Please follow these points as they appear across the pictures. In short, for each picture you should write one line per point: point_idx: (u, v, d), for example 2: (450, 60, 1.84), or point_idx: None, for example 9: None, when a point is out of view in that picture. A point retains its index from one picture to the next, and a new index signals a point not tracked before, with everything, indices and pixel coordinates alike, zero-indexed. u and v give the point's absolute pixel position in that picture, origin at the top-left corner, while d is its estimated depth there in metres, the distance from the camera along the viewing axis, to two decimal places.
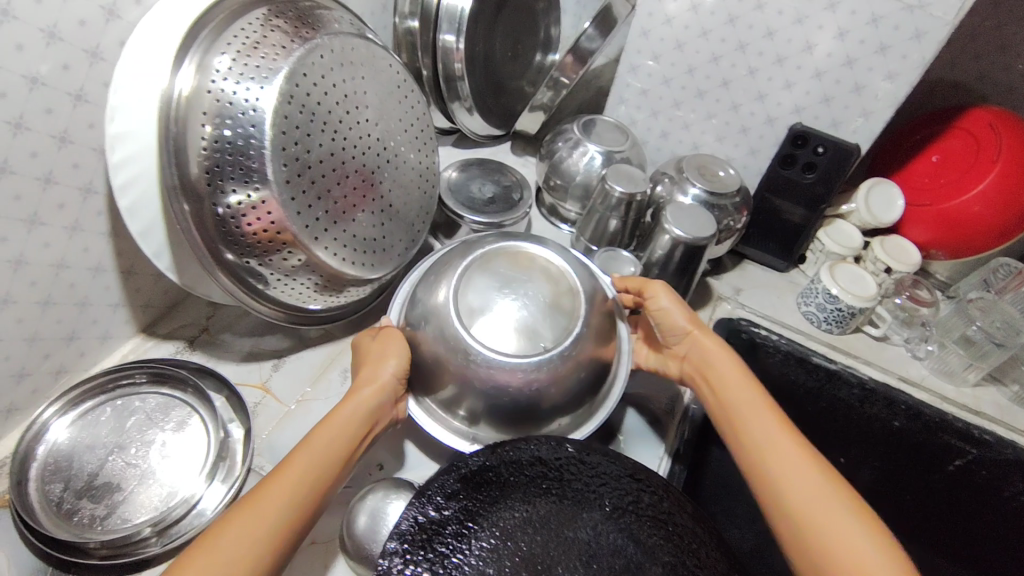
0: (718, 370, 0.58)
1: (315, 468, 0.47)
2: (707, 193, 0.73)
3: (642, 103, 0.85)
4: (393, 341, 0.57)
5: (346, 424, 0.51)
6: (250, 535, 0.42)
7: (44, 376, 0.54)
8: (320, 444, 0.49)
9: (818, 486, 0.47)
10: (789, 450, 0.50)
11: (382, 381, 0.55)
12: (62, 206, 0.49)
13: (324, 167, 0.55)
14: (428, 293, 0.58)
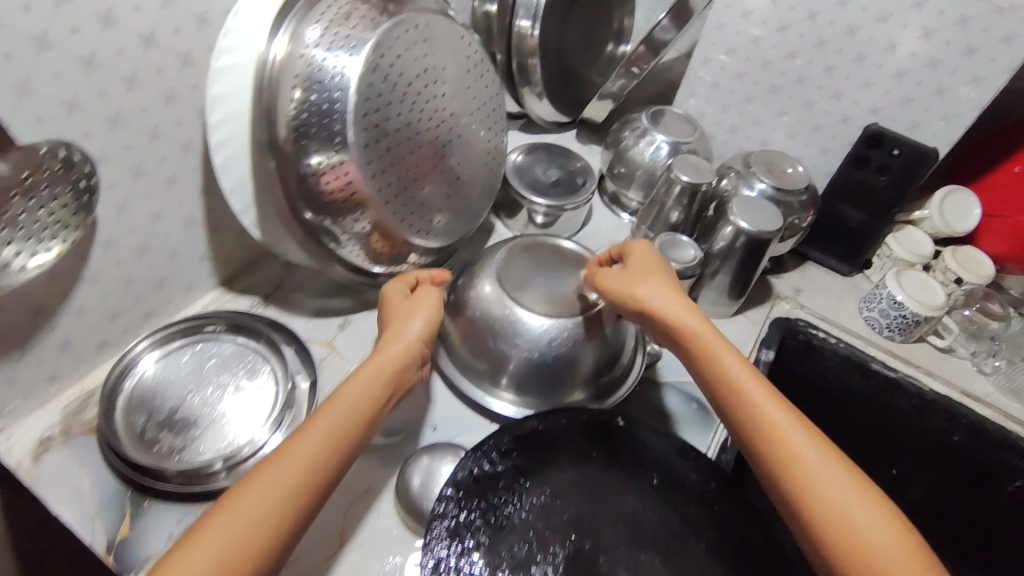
0: (692, 341, 0.51)
1: (343, 424, 0.46)
2: (774, 188, 0.72)
3: (713, 97, 0.85)
4: (425, 304, 0.57)
5: (376, 377, 0.50)
6: (272, 494, 0.41)
7: (134, 316, 0.58)
8: (349, 398, 0.48)
9: (838, 486, 0.42)
10: (796, 442, 0.44)
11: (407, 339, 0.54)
12: (164, 159, 0.53)
13: (400, 135, 0.58)
14: (471, 284, 0.63)
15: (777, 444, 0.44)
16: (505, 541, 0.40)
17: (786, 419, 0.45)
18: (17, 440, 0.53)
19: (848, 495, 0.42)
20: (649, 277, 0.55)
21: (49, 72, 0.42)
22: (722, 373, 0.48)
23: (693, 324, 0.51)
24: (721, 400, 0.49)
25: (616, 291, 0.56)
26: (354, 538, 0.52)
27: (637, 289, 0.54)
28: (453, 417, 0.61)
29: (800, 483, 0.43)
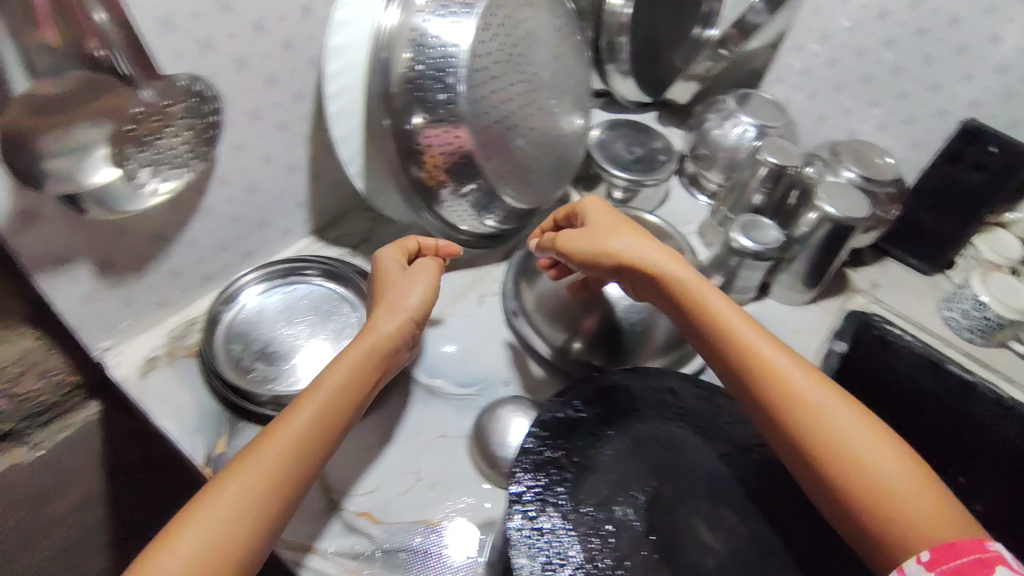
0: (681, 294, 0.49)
1: (331, 401, 0.44)
2: (862, 178, 0.71)
3: (801, 84, 0.84)
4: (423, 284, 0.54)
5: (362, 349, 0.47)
6: (249, 490, 0.38)
7: (237, 254, 0.62)
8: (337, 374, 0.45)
9: (838, 416, 0.41)
10: (791, 376, 0.43)
11: (399, 315, 0.51)
12: (279, 105, 0.56)
13: (505, 95, 0.59)
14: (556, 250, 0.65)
15: (772, 383, 0.43)
16: (588, 480, 0.41)
17: (778, 356, 0.44)
18: (127, 355, 0.57)
19: (848, 424, 0.41)
20: (622, 235, 0.53)
21: (190, 11, 0.45)
22: (710, 318, 0.47)
23: (676, 272, 0.50)
24: (712, 350, 0.47)
25: (588, 250, 0.54)
26: (429, 478, 0.55)
27: (612, 246, 0.53)
28: (526, 375, 0.63)
29: (803, 420, 0.42)
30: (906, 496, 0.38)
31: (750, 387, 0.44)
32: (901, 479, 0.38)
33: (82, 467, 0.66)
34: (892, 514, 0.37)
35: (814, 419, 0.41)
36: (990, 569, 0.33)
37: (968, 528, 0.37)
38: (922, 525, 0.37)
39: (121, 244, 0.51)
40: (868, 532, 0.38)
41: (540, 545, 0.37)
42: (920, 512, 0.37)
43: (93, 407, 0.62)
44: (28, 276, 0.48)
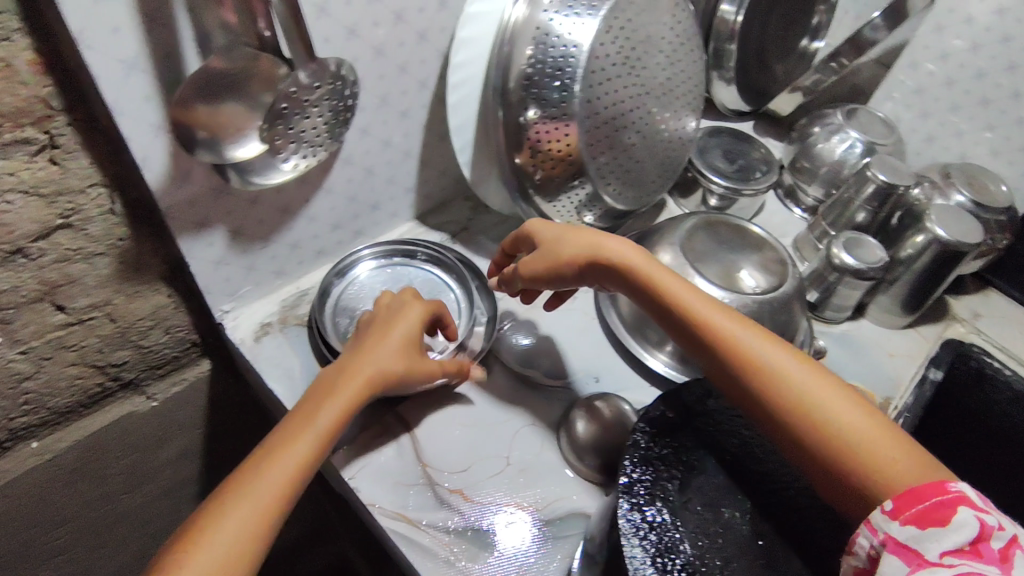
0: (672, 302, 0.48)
1: (308, 458, 0.42)
2: (972, 203, 0.69)
3: (913, 102, 0.82)
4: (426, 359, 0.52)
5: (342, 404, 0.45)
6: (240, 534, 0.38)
7: (348, 232, 0.65)
8: (315, 430, 0.43)
9: (793, 376, 0.42)
10: (742, 343, 0.44)
11: (387, 374, 0.48)
12: (404, 93, 0.58)
13: (617, 97, 0.60)
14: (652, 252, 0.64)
15: (731, 355, 0.44)
16: (696, 479, 0.42)
17: (728, 325, 0.45)
18: (245, 318, 0.61)
19: (804, 382, 0.42)
20: (573, 230, 0.54)
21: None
22: (670, 300, 0.48)
23: (631, 258, 0.51)
24: (679, 334, 0.48)
25: (551, 262, 0.53)
26: (519, 465, 0.56)
27: (575, 244, 0.53)
28: (614, 373, 0.64)
29: (760, 388, 0.42)
30: (870, 447, 0.39)
31: (714, 368, 0.45)
32: (863, 429, 0.39)
33: (188, 422, 0.69)
34: (862, 467, 0.38)
35: (771, 383, 0.42)
36: (950, 510, 0.34)
37: (932, 467, 0.37)
38: (892, 473, 0.37)
39: (252, 214, 0.54)
40: (846, 488, 0.39)
41: (649, 538, 0.38)
42: (885, 460, 0.38)
43: (204, 364, 0.66)
44: (172, 238, 0.51)
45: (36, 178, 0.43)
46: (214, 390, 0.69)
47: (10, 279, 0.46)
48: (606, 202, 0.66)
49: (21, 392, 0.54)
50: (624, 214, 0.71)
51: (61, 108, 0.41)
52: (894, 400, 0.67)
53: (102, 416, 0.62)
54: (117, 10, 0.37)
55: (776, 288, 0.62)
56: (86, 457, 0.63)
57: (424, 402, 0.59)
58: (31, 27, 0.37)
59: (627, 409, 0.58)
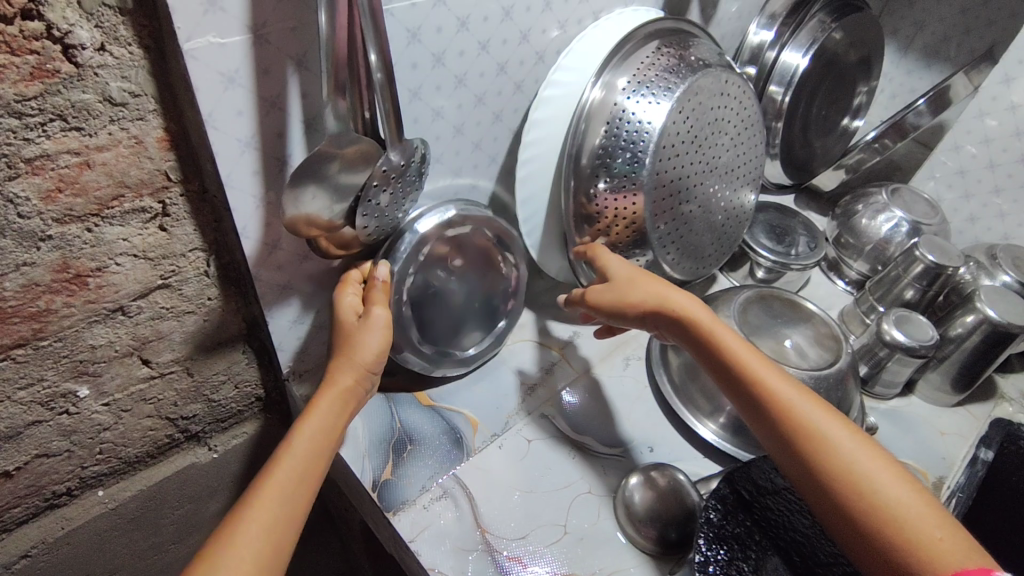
0: (729, 351, 0.50)
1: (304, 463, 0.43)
2: (1020, 283, 0.71)
3: (955, 183, 0.84)
4: (375, 330, 0.51)
5: (336, 403, 0.48)
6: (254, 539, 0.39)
7: None
8: (319, 428, 0.46)
9: (846, 445, 0.42)
10: (799, 407, 0.45)
11: (375, 351, 0.50)
12: (475, 167, 0.62)
13: (681, 172, 0.63)
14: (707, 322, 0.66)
15: (785, 417, 0.45)
16: (770, 561, 0.43)
17: (786, 388, 0.46)
18: (311, 375, 0.62)
19: (857, 450, 0.42)
20: (643, 276, 0.56)
21: (433, 85, 0.52)
22: (730, 356, 0.49)
23: (694, 311, 0.52)
24: (735, 389, 0.49)
25: (614, 298, 0.56)
26: (575, 532, 0.56)
27: (638, 293, 0.54)
28: (667, 441, 0.65)
29: (809, 449, 0.43)
30: (916, 523, 0.39)
31: (766, 421, 0.46)
32: (912, 506, 0.39)
33: (241, 474, 0.70)
34: (905, 540, 0.38)
35: (824, 446, 0.43)
36: None
37: (978, 552, 0.37)
38: (937, 552, 0.37)
39: (330, 277, 0.57)
40: (884, 559, 0.39)
41: None
42: (928, 538, 0.38)
43: (265, 418, 0.68)
44: (257, 299, 0.54)
45: (146, 243, 0.46)
46: (269, 445, 0.70)
47: (107, 335, 0.49)
48: (664, 270, 0.68)
49: (99, 442, 0.56)
50: (682, 282, 0.74)
51: (178, 180, 0.45)
52: (948, 479, 0.66)
53: (167, 467, 0.63)
54: (242, 96, 0.41)
55: (833, 363, 0.63)
56: (145, 509, 0.64)
57: (484, 463, 0.60)
58: (165, 109, 0.41)
59: (684, 479, 0.58)
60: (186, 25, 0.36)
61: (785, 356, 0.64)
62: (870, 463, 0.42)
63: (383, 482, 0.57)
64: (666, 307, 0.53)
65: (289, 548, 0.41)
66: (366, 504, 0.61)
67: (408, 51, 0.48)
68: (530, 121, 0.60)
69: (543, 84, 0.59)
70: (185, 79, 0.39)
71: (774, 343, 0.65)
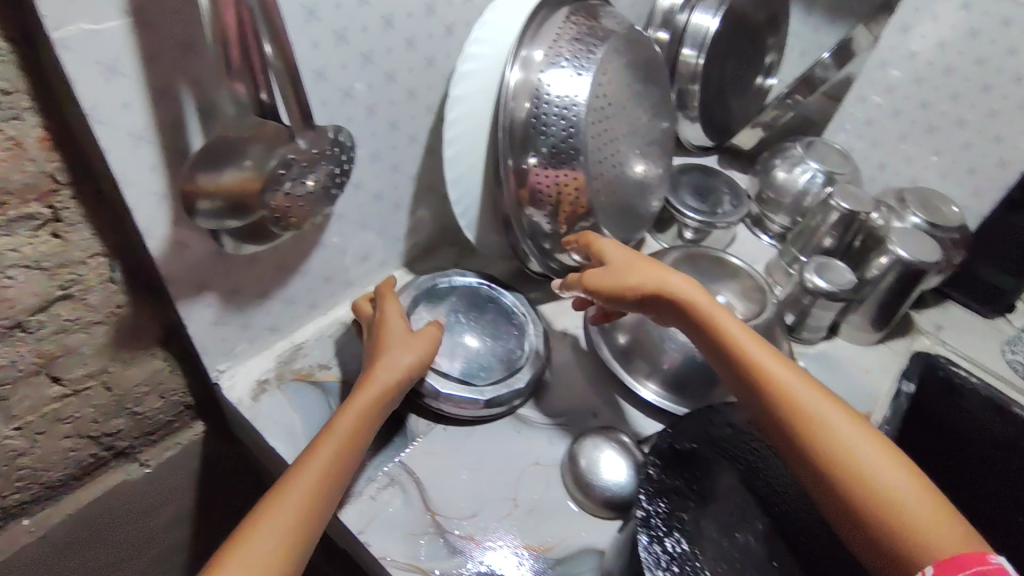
0: (729, 334, 0.49)
1: (325, 472, 0.43)
2: (928, 224, 0.75)
3: (865, 133, 0.88)
4: (418, 345, 0.52)
5: (357, 415, 0.47)
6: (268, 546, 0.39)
7: (340, 284, 0.65)
8: (324, 465, 0.44)
9: (846, 430, 0.43)
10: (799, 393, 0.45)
11: (409, 365, 0.51)
12: (394, 147, 0.60)
13: (608, 137, 0.64)
14: None
15: (782, 399, 0.45)
16: (711, 506, 0.43)
17: (785, 374, 0.46)
18: (240, 379, 0.60)
19: (856, 436, 0.43)
20: (641, 260, 0.55)
21: (338, 64, 0.50)
22: (728, 338, 0.49)
23: (694, 297, 0.51)
24: (729, 368, 0.49)
25: (613, 284, 0.54)
26: (526, 506, 0.57)
27: (641, 277, 0.53)
28: (609, 405, 0.66)
29: (808, 434, 0.43)
30: (912, 508, 0.39)
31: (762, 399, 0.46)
32: (909, 492, 0.40)
33: (179, 487, 0.68)
34: (903, 526, 0.39)
35: (828, 435, 0.43)
36: None
37: (972, 540, 0.38)
38: (929, 538, 0.38)
39: (251, 272, 0.54)
40: (880, 545, 0.39)
41: (672, 569, 0.39)
42: (925, 523, 0.39)
43: (198, 426, 0.65)
44: (172, 302, 0.51)
45: (39, 252, 0.43)
46: (207, 452, 0.68)
47: (9, 354, 0.46)
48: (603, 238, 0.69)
49: (15, 469, 0.53)
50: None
51: (67, 182, 0.42)
52: (874, 414, 0.70)
53: (96, 486, 0.61)
54: (127, 87, 0.39)
55: (759, 313, 0.66)
56: (77, 530, 0.61)
57: (428, 446, 0.59)
58: (42, 107, 0.38)
59: (627, 440, 0.59)
60: (53, 13, 0.34)
61: None
62: (866, 446, 0.42)
63: None
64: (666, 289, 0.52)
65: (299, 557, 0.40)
66: None
67: (308, 30, 0.46)
68: (452, 98, 0.57)
69: (460, 62, 0.57)
70: (60, 73, 0.37)
71: None
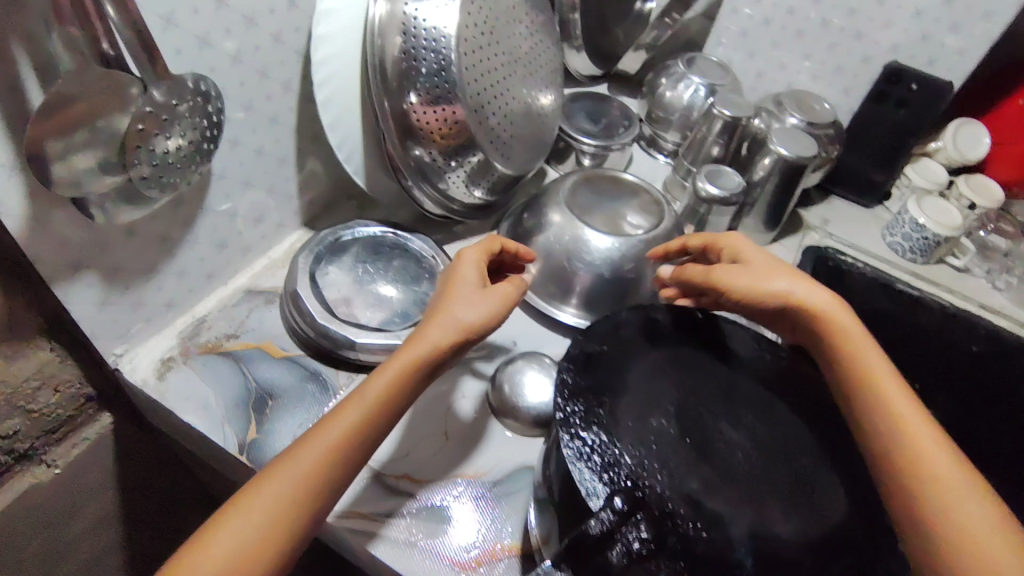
0: (861, 357, 0.48)
1: (339, 445, 0.40)
2: (806, 123, 0.79)
3: (741, 44, 0.90)
4: (482, 304, 0.48)
5: (395, 377, 0.43)
6: (256, 517, 0.37)
7: (236, 250, 0.63)
8: (343, 435, 0.41)
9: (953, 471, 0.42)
10: (911, 427, 0.44)
11: (463, 325, 0.47)
12: (268, 98, 0.57)
13: (488, 68, 0.63)
14: (540, 215, 0.69)
15: (900, 430, 0.44)
16: (624, 400, 0.44)
17: (912, 414, 0.45)
18: (142, 361, 0.58)
19: (963, 484, 0.41)
20: (783, 267, 0.54)
21: (187, 9, 0.46)
22: (855, 362, 0.48)
23: (837, 316, 0.50)
24: (844, 382, 0.48)
25: (746, 285, 0.54)
26: (457, 438, 0.58)
27: (774, 283, 0.53)
28: (528, 333, 0.68)
29: (920, 463, 0.42)
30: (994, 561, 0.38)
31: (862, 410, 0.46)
32: (1000, 549, 0.39)
33: (97, 488, 0.64)
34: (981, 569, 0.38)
35: (932, 472, 0.42)
36: None
37: None
38: None
39: (132, 245, 0.51)
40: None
41: (593, 459, 0.40)
42: None
43: (106, 418, 0.62)
44: (45, 285, 0.48)
45: None
46: (121, 446, 0.65)
47: None
48: (497, 170, 0.69)
49: None
50: (512, 183, 0.74)
51: None
52: None
53: (4, 496, 0.58)
54: None
55: (657, 221, 0.69)
56: None
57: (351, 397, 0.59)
58: None
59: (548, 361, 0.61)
60: None
61: (615, 228, 0.69)
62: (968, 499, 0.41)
63: (252, 442, 0.54)
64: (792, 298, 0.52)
65: (296, 531, 0.39)
66: (238, 471, 0.58)
67: None
68: (316, 38, 0.56)
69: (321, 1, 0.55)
70: None
71: (601, 218, 0.70)
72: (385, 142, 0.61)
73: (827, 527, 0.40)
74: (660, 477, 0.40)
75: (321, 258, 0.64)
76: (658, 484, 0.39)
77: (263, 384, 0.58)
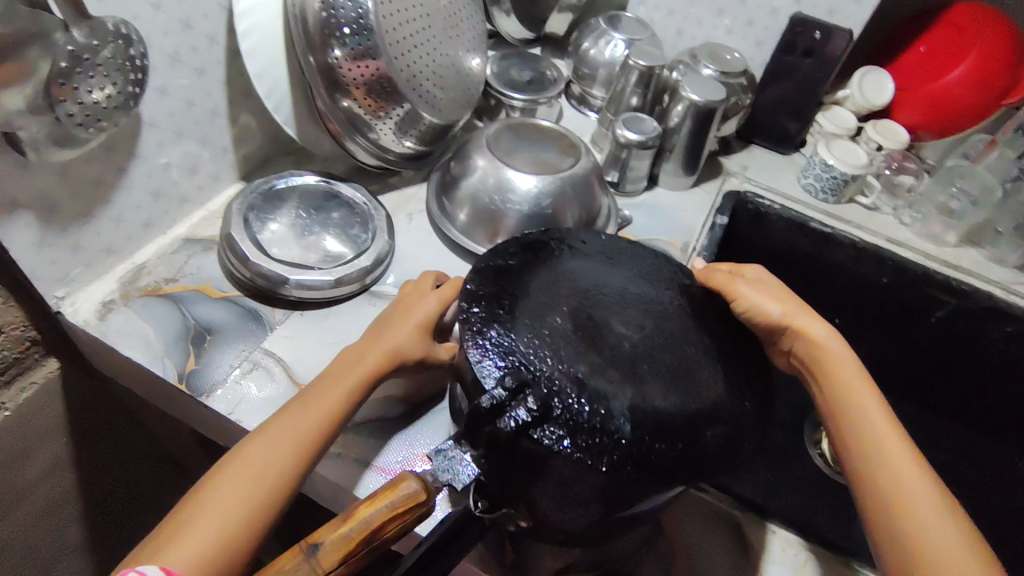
0: (850, 390, 0.51)
1: (293, 450, 0.44)
2: (719, 73, 0.84)
3: (660, 3, 0.95)
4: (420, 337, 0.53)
5: (343, 389, 0.48)
6: (221, 513, 0.40)
7: (172, 200, 0.66)
8: (297, 435, 0.45)
9: (940, 526, 0.43)
10: (895, 457, 0.47)
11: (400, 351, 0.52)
12: (195, 49, 0.60)
13: (405, 21, 0.67)
14: (467, 161, 0.73)
15: (884, 458, 0.47)
16: (524, 302, 0.49)
17: (897, 445, 0.48)
18: (84, 304, 0.61)
19: (942, 519, 0.44)
20: (789, 297, 0.56)
21: None
22: (845, 389, 0.51)
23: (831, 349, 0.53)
24: (836, 409, 0.51)
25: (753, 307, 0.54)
26: None
27: (773, 307, 0.54)
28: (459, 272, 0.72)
29: (900, 495, 0.45)
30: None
31: (846, 436, 0.49)
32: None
33: (49, 432, 0.67)
34: None
35: (915, 506, 0.44)
36: None
37: None
38: None
39: (65, 187, 0.54)
40: None
41: (493, 348, 0.45)
42: None
43: (52, 363, 0.65)
44: None
45: None
46: (68, 392, 0.68)
47: None
48: (425, 121, 0.73)
49: None
50: (441, 133, 0.78)
51: None
52: (692, 243, 0.80)
53: None
54: None
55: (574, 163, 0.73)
56: None
57: (286, 330, 0.63)
58: None
59: None
60: None
61: (537, 167, 0.73)
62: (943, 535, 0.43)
63: (190, 372, 0.58)
64: (788, 322, 0.54)
65: (250, 535, 0.41)
66: (180, 404, 0.61)
67: None
68: None
69: None
70: None
71: (524, 159, 0.74)
72: (315, 97, 0.64)
73: (705, 402, 0.45)
74: (550, 362, 0.45)
75: (254, 205, 0.68)
76: (548, 367, 0.44)
77: (200, 320, 0.61)
